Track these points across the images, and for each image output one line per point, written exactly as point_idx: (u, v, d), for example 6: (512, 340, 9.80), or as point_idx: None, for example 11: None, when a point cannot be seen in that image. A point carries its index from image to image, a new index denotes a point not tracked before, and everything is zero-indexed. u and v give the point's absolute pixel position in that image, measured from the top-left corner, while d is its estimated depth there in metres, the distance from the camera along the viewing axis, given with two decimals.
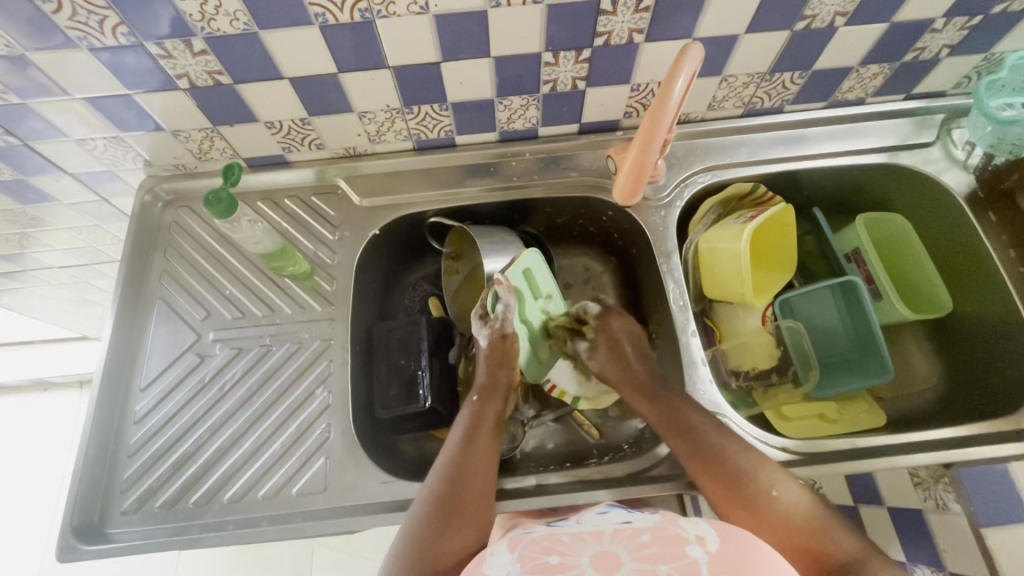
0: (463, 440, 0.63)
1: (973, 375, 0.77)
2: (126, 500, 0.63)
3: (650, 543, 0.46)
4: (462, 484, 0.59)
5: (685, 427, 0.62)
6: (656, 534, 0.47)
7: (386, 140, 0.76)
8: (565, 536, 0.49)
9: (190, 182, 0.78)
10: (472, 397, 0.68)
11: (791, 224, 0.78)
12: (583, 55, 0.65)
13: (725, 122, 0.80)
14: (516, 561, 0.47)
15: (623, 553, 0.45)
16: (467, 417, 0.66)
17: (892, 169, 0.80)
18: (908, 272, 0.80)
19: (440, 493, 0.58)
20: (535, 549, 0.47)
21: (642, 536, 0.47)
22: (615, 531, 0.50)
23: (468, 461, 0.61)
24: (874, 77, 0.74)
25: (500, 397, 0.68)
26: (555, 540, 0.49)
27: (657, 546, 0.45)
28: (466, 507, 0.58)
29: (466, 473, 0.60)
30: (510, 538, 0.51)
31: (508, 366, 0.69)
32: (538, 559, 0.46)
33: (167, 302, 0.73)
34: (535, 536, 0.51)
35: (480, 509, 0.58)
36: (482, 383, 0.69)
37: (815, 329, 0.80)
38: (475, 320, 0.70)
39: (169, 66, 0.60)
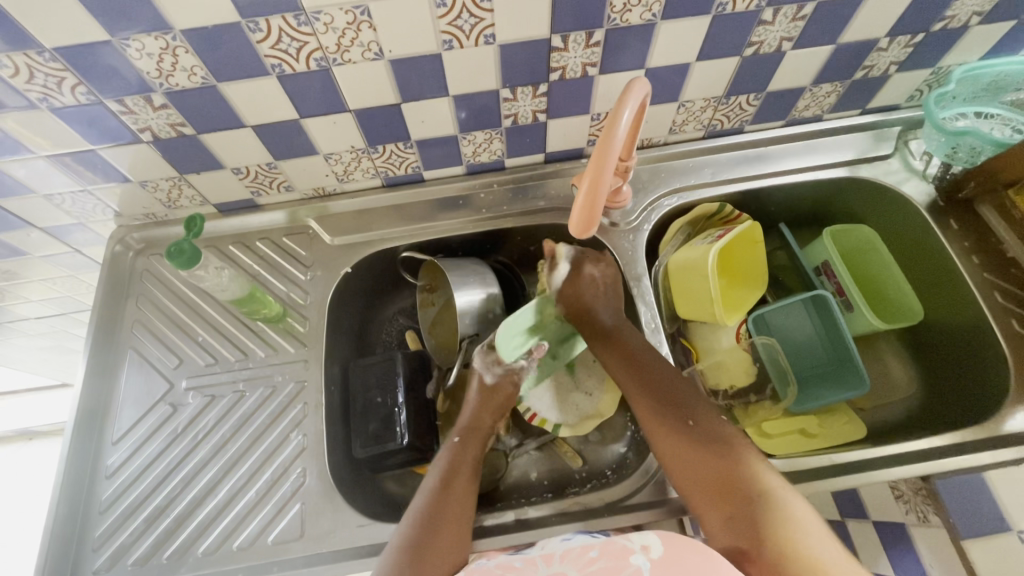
0: (441, 482, 0.62)
1: (948, 383, 0.77)
2: (98, 559, 0.62)
3: (598, 559, 0.48)
4: (436, 528, 0.58)
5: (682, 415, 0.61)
6: (604, 549, 0.49)
7: (354, 179, 0.77)
8: (517, 561, 0.50)
9: (161, 230, 0.78)
10: (453, 438, 0.67)
11: (761, 240, 0.79)
12: (540, 89, 0.66)
13: (687, 144, 0.81)
14: None
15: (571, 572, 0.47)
16: (446, 459, 0.65)
17: (854, 182, 0.82)
18: (878, 282, 0.81)
19: (413, 539, 0.57)
20: None
21: (591, 552, 0.49)
22: (565, 549, 0.51)
23: (445, 495, 0.61)
24: (828, 95, 0.76)
25: (481, 440, 0.67)
26: (507, 565, 0.49)
27: (604, 561, 0.47)
28: (438, 551, 0.56)
29: (441, 520, 0.58)
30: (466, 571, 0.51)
31: (492, 410, 0.70)
32: None
33: (139, 352, 0.73)
34: (489, 564, 0.51)
35: (453, 554, 0.57)
36: (464, 423, 0.69)
37: (791, 344, 0.81)
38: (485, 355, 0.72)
39: (131, 121, 0.61)
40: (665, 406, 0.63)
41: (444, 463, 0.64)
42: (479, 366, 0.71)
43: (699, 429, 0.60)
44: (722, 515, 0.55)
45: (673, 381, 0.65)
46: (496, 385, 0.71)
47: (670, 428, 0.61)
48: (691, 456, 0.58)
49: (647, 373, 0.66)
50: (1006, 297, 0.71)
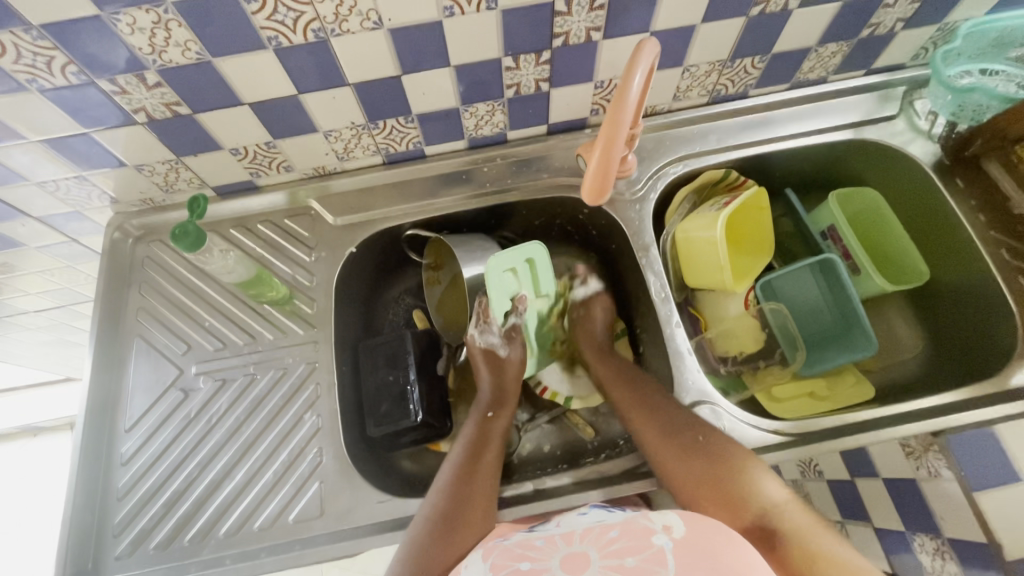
0: (469, 453, 0.63)
1: (954, 342, 0.78)
2: (120, 544, 0.62)
3: (618, 538, 0.49)
4: (467, 502, 0.59)
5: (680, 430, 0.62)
6: (624, 528, 0.50)
7: (354, 157, 0.75)
8: (537, 540, 0.52)
9: (159, 215, 0.77)
10: (486, 413, 0.68)
11: (767, 206, 0.79)
12: (543, 57, 0.65)
13: (691, 112, 0.80)
14: (490, 570, 0.49)
15: (592, 552, 0.48)
16: (472, 433, 0.66)
17: (859, 145, 0.81)
18: (883, 244, 0.81)
19: (444, 509, 0.58)
20: (507, 556, 0.50)
21: (611, 532, 0.50)
22: (586, 528, 0.52)
23: (473, 465, 0.62)
24: (833, 56, 0.75)
25: (507, 410, 0.70)
26: (528, 544, 0.51)
27: (624, 541, 0.49)
28: (468, 521, 0.58)
29: (469, 495, 0.59)
30: (484, 546, 0.54)
31: (511, 378, 0.72)
32: (510, 566, 0.48)
33: (146, 339, 0.72)
34: (509, 542, 0.53)
35: (480, 522, 0.59)
36: (488, 397, 0.70)
37: (799, 309, 0.80)
38: (480, 327, 0.72)
39: (125, 102, 0.59)
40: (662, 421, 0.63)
41: (471, 435, 0.66)
42: (494, 340, 0.73)
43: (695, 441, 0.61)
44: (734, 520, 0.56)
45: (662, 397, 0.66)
46: (508, 356, 0.73)
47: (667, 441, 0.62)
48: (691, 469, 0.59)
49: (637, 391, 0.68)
50: (1013, 254, 0.72)
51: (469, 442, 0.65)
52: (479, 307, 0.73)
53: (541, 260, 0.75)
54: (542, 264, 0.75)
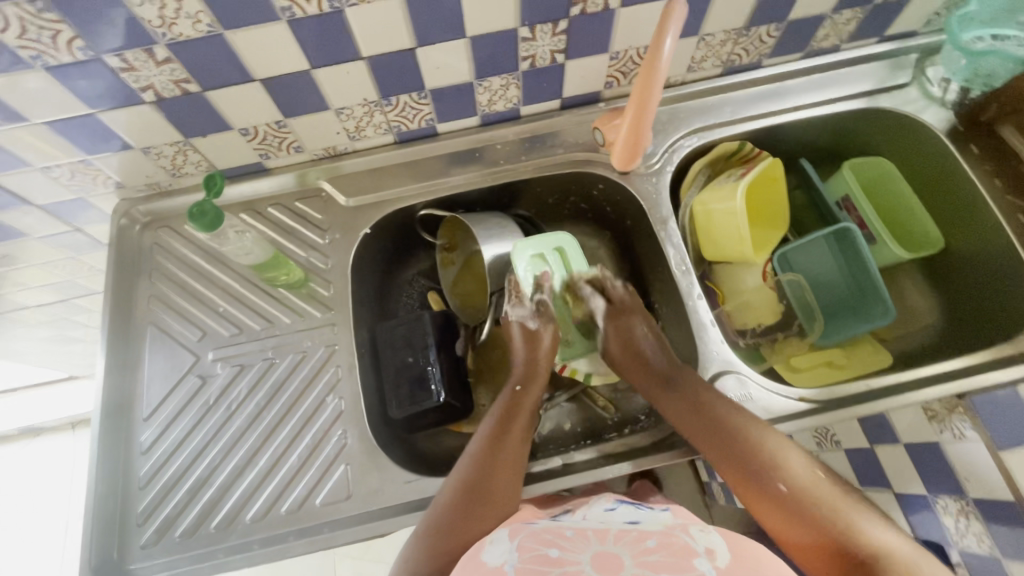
0: (498, 429, 0.62)
1: (971, 307, 0.78)
2: (144, 533, 0.61)
3: (655, 550, 0.49)
4: (492, 472, 0.59)
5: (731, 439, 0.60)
6: (662, 541, 0.50)
7: (365, 136, 0.74)
8: (567, 530, 0.53)
9: (166, 201, 0.75)
10: (516, 386, 0.67)
11: (780, 177, 0.78)
12: (560, 27, 0.64)
13: (705, 83, 0.79)
14: (515, 550, 0.50)
15: (625, 556, 0.48)
16: (501, 406, 0.65)
17: (872, 113, 0.81)
18: (897, 213, 0.81)
19: (468, 477, 0.58)
20: (536, 541, 0.51)
21: (647, 541, 0.50)
22: (620, 530, 0.53)
23: (502, 441, 0.61)
24: (848, 22, 0.74)
25: (540, 383, 0.68)
26: (558, 533, 0.52)
27: (663, 555, 0.48)
28: (493, 492, 0.58)
29: (495, 467, 0.59)
30: (510, 527, 0.55)
31: (544, 355, 0.69)
32: (537, 550, 0.49)
33: (159, 326, 0.70)
34: (536, 527, 0.54)
35: (504, 499, 0.58)
36: (521, 370, 0.68)
37: (815, 280, 0.80)
38: (511, 300, 0.70)
39: (132, 79, 0.57)
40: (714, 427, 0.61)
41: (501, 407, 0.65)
42: (524, 312, 0.70)
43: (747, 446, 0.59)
44: (790, 527, 0.56)
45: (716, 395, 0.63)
46: (539, 331, 0.69)
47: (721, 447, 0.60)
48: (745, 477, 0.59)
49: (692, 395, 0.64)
50: None
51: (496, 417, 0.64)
52: (512, 283, 0.72)
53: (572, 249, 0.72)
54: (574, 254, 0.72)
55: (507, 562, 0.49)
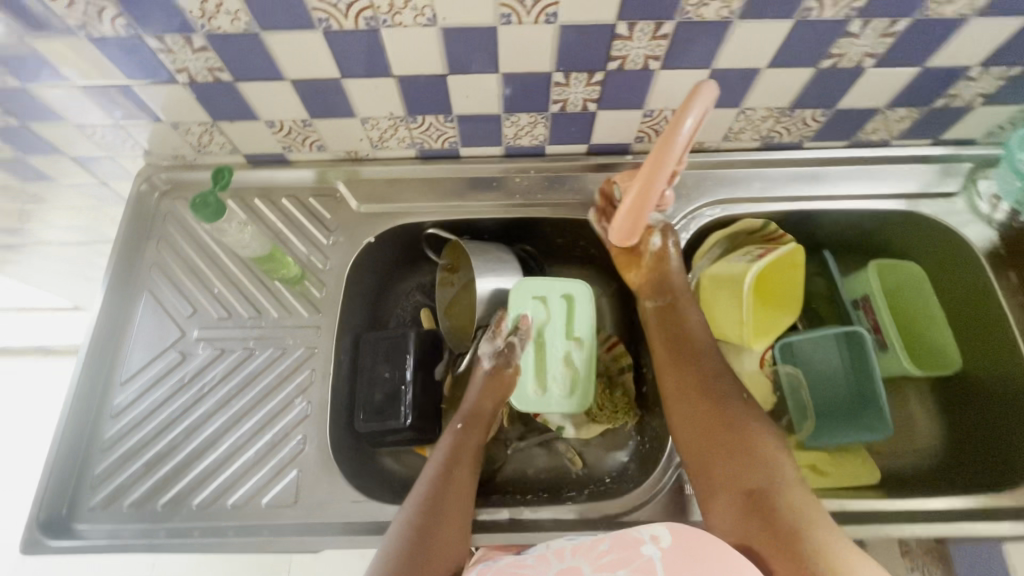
0: (444, 468, 0.62)
1: (982, 439, 0.73)
2: (95, 496, 0.63)
3: (608, 550, 0.45)
4: (442, 508, 0.59)
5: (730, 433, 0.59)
6: (613, 539, 0.46)
7: (388, 146, 0.74)
8: (529, 558, 0.47)
9: (188, 173, 0.77)
10: (456, 425, 0.67)
11: (802, 265, 0.75)
12: (595, 78, 0.62)
13: (740, 154, 0.77)
14: None
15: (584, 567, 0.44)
16: (447, 446, 0.65)
17: (911, 217, 0.77)
18: (917, 326, 0.77)
19: (417, 522, 0.57)
20: None
21: (601, 545, 0.45)
22: (576, 541, 0.48)
23: (451, 476, 0.62)
24: (901, 120, 0.71)
25: (482, 427, 0.68)
26: (520, 564, 0.47)
27: (615, 552, 0.44)
28: (444, 529, 0.57)
29: (441, 511, 0.58)
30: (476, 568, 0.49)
31: (496, 396, 0.69)
32: None
33: (154, 295, 0.72)
34: (500, 563, 0.48)
35: (455, 538, 0.58)
36: (467, 410, 0.69)
37: (816, 375, 0.76)
38: (486, 337, 0.71)
39: (169, 61, 0.59)
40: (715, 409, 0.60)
41: (447, 448, 0.65)
42: (494, 351, 0.71)
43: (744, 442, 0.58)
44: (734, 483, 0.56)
45: (716, 378, 0.63)
46: (504, 369, 0.70)
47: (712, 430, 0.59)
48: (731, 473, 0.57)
49: (678, 335, 0.67)
50: None
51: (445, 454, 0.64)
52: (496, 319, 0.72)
53: (580, 299, 0.72)
54: (582, 305, 0.72)
55: None
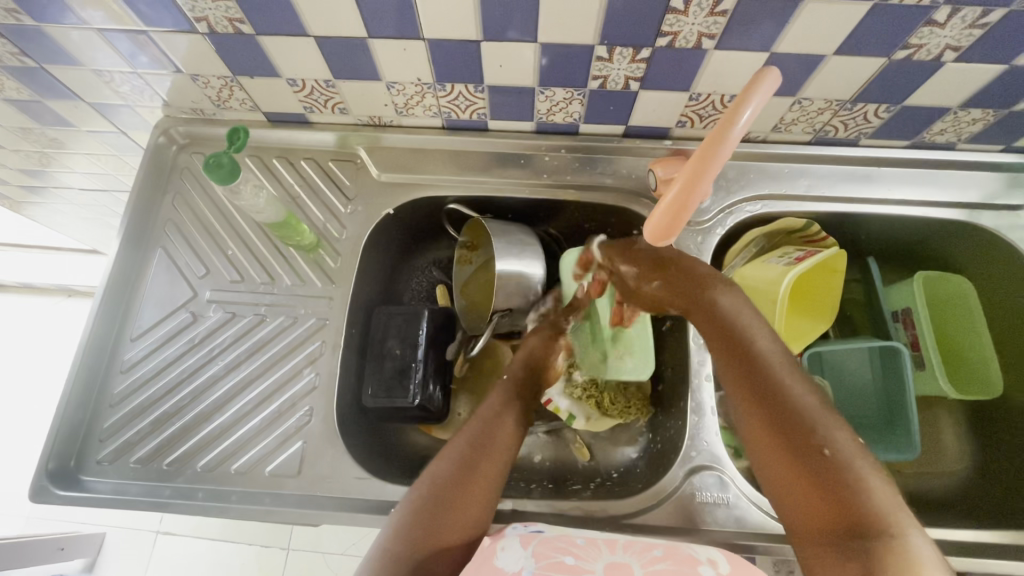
0: (483, 429, 0.61)
1: (1013, 474, 0.69)
2: (103, 450, 0.63)
3: (662, 559, 0.48)
4: (473, 469, 0.57)
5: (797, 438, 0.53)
6: (668, 551, 0.49)
7: (413, 114, 0.70)
8: (578, 539, 0.51)
9: (207, 128, 0.74)
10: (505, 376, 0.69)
11: (842, 270, 0.70)
12: (641, 54, 0.57)
13: (789, 147, 0.71)
14: (531, 557, 0.48)
15: (635, 564, 0.47)
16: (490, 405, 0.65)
17: (968, 228, 0.71)
18: (961, 346, 0.72)
19: (445, 483, 0.56)
20: (548, 548, 0.49)
21: (655, 551, 0.50)
22: (628, 541, 0.52)
23: (482, 450, 0.59)
24: (973, 122, 0.65)
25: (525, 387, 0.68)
26: (569, 541, 0.50)
27: (669, 563, 0.48)
28: (471, 494, 0.56)
29: (471, 476, 0.57)
30: (519, 534, 0.52)
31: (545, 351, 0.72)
32: (553, 557, 0.47)
33: (168, 252, 0.71)
34: (546, 535, 0.52)
35: (482, 502, 0.56)
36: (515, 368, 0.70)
37: (842, 387, 0.73)
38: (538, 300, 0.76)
39: (187, 8, 0.55)
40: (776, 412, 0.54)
41: (489, 407, 0.64)
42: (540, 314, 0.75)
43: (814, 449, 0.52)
44: (821, 522, 0.49)
45: (800, 394, 0.55)
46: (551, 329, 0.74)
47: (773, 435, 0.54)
48: (793, 480, 0.52)
49: (754, 345, 0.58)
50: None
51: (481, 422, 0.62)
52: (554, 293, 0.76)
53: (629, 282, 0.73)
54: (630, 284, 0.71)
55: (523, 569, 0.46)
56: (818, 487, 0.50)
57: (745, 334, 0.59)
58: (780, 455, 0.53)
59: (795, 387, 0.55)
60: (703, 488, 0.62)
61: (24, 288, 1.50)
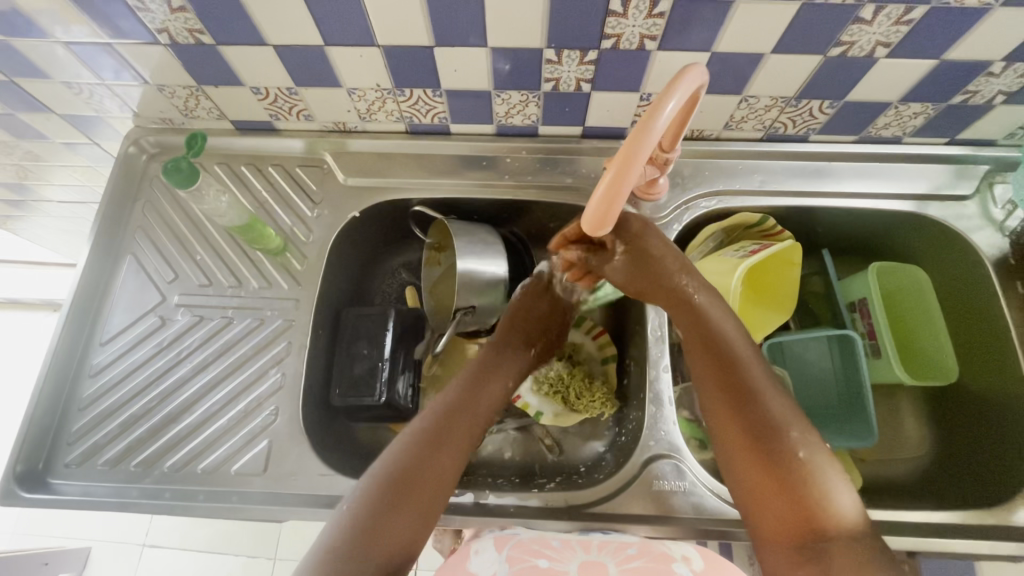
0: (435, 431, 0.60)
1: (976, 455, 0.70)
2: (71, 453, 0.64)
3: (638, 556, 0.52)
4: (420, 473, 0.56)
5: (758, 427, 0.54)
6: (643, 548, 0.53)
7: (377, 119, 0.72)
8: (552, 540, 0.54)
9: (177, 137, 0.76)
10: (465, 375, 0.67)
11: (798, 263, 0.73)
12: (588, 56, 0.59)
13: (743, 144, 0.73)
14: (504, 561, 0.50)
15: (610, 562, 0.50)
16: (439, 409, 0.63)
17: (917, 219, 0.73)
18: (915, 333, 0.74)
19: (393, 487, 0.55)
20: (522, 551, 0.52)
21: (630, 549, 0.53)
22: (602, 540, 0.54)
23: (438, 446, 0.59)
24: (915, 116, 0.67)
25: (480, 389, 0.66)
26: (544, 543, 0.53)
27: (645, 560, 0.51)
28: (415, 497, 0.55)
29: (418, 478, 0.56)
30: (495, 538, 0.55)
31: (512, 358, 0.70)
32: (527, 561, 0.50)
33: (137, 258, 0.72)
34: (521, 538, 0.55)
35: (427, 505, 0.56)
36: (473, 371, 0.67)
37: (801, 377, 0.75)
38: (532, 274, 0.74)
39: (148, 20, 0.57)
40: (738, 400, 0.55)
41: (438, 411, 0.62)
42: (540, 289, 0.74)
43: (774, 439, 0.53)
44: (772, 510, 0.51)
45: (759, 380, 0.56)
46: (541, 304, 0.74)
47: (735, 420, 0.55)
48: (749, 467, 0.53)
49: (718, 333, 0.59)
50: None
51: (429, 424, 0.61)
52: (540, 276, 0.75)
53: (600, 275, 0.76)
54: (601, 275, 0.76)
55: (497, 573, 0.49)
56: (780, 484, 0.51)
57: (715, 332, 0.59)
58: (741, 445, 0.54)
59: (756, 373, 0.57)
60: (662, 476, 0.63)
61: (8, 303, 1.51)
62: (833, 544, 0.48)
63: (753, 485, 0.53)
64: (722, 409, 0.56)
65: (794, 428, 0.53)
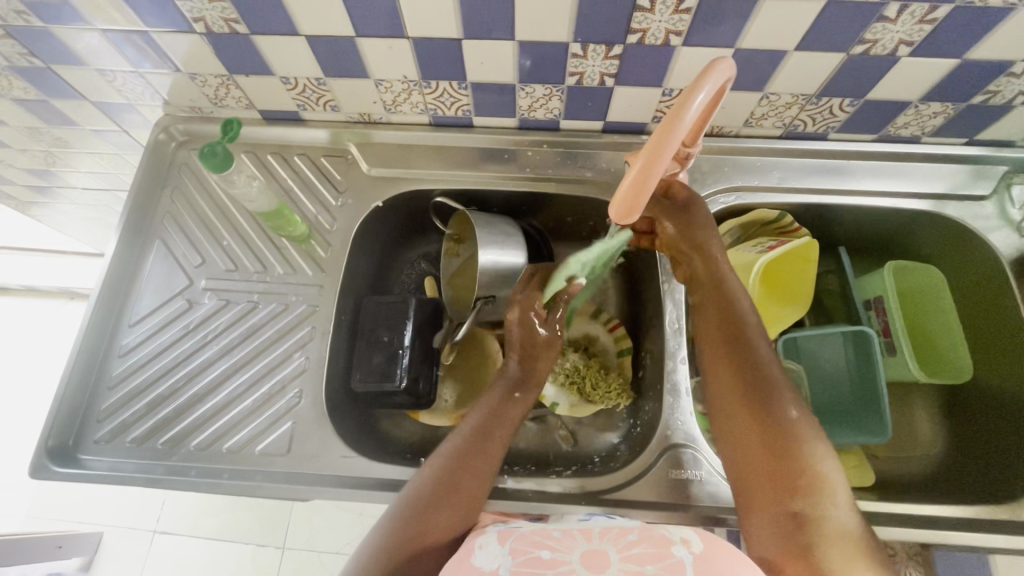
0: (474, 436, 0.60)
1: (987, 453, 0.71)
2: (100, 430, 0.66)
3: (637, 542, 0.43)
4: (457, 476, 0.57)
5: (762, 404, 0.54)
6: (643, 533, 0.44)
7: (401, 111, 0.73)
8: (555, 532, 0.47)
9: (205, 126, 0.77)
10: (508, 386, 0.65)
11: (814, 260, 0.73)
12: (613, 51, 0.61)
13: (761, 141, 0.74)
14: (508, 555, 0.43)
15: (612, 552, 0.42)
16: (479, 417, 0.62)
17: (934, 218, 0.74)
18: (930, 332, 0.74)
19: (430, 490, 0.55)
20: (524, 543, 0.44)
21: (630, 535, 0.44)
22: (606, 529, 0.47)
23: (477, 456, 0.58)
24: (935, 116, 0.68)
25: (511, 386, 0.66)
26: (546, 534, 0.46)
27: (644, 547, 0.42)
28: (452, 499, 0.55)
29: (456, 486, 0.56)
30: (498, 531, 0.48)
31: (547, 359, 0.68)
32: (529, 553, 0.43)
33: (166, 243, 0.74)
34: (524, 532, 0.48)
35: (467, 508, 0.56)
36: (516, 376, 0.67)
37: (816, 373, 0.75)
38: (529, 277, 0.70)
39: (185, 9, 0.59)
40: (747, 378, 0.55)
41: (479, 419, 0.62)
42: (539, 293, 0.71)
43: (776, 417, 0.53)
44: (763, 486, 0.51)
45: (768, 361, 0.57)
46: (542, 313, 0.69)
47: (739, 397, 0.55)
48: (747, 442, 0.53)
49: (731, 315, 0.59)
50: None
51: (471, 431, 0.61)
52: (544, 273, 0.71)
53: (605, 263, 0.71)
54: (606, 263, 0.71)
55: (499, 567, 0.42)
56: (774, 459, 0.51)
57: (731, 309, 0.60)
58: (741, 421, 0.54)
59: (766, 358, 0.57)
60: (679, 465, 0.64)
61: (26, 290, 1.53)
62: (813, 518, 0.48)
63: (747, 462, 0.53)
64: (726, 382, 0.56)
65: (792, 407, 0.54)
